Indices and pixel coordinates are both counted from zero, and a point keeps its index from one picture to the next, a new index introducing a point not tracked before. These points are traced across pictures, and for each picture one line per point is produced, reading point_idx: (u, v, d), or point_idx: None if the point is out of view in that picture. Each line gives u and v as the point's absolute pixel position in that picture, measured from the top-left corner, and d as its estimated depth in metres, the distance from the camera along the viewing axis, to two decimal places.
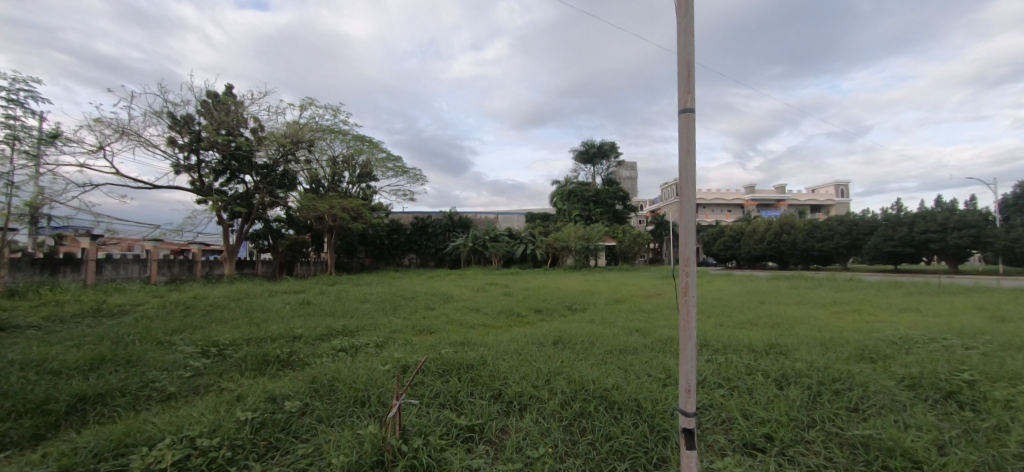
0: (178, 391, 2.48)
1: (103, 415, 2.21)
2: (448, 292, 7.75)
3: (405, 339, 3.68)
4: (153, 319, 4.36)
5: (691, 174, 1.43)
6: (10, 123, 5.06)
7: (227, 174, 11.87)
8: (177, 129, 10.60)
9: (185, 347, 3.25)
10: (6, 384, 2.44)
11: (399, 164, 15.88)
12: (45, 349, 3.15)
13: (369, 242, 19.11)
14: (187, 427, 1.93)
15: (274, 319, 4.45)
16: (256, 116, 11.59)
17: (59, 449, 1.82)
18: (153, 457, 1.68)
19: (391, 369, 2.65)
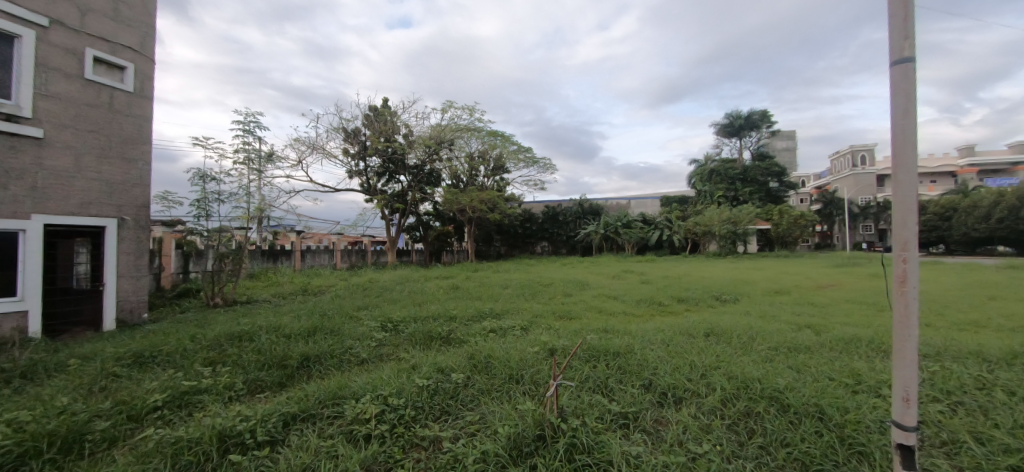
0: (369, 358, 2.98)
1: (320, 372, 2.79)
2: (583, 279, 7.76)
3: (548, 324, 3.80)
4: (344, 298, 5.33)
5: (911, 136, 1.16)
6: (247, 147, 6.64)
7: (387, 175, 13.78)
8: (350, 141, 12.68)
9: (369, 321, 3.90)
10: (260, 343, 3.26)
11: (529, 155, 16.37)
12: (279, 319, 4.11)
13: (504, 231, 20.27)
14: (380, 387, 2.31)
15: (433, 301, 5.04)
16: (407, 123, 13.15)
17: (299, 393, 2.37)
18: (360, 409, 2.05)
19: (540, 351, 2.77)
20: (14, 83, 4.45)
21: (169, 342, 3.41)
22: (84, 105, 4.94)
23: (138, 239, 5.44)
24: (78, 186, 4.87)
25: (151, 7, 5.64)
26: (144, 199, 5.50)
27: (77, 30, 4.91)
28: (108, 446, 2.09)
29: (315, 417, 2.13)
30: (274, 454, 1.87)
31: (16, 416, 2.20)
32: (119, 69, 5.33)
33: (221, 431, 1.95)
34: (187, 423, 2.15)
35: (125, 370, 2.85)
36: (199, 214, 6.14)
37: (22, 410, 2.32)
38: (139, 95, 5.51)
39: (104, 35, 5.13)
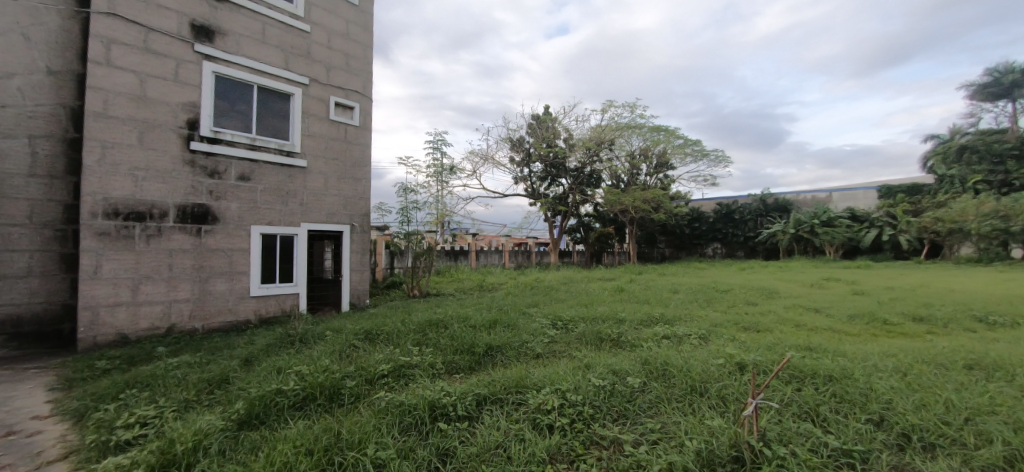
0: (543, 352, 3.16)
1: (502, 360, 3.08)
2: (772, 287, 6.71)
3: (731, 336, 3.41)
4: (516, 295, 5.77)
5: None
6: (436, 162, 7.78)
7: (549, 179, 14.35)
8: (516, 149, 13.68)
9: (541, 318, 4.13)
10: (453, 330, 3.78)
11: (697, 149, 14.99)
12: (466, 310, 4.68)
13: (670, 232, 19.01)
14: (558, 382, 2.43)
15: (599, 303, 5.04)
16: (567, 128, 13.53)
17: (487, 378, 2.65)
18: (542, 399, 2.19)
19: (727, 365, 2.51)
20: (291, 128, 6.15)
21: (388, 323, 4.24)
22: (330, 139, 6.52)
23: (363, 240, 6.90)
24: (327, 200, 6.45)
25: (370, 57, 7.13)
26: (366, 210, 6.95)
27: (325, 83, 6.54)
28: (356, 400, 2.72)
29: (502, 401, 2.36)
30: (472, 429, 2.15)
31: (302, 370, 3.04)
32: (350, 109, 6.87)
33: (431, 402, 2.34)
34: (406, 390, 2.65)
35: (361, 343, 3.66)
36: (403, 220, 7.45)
37: (305, 365, 3.20)
38: (362, 127, 6.99)
39: (340, 84, 6.71)
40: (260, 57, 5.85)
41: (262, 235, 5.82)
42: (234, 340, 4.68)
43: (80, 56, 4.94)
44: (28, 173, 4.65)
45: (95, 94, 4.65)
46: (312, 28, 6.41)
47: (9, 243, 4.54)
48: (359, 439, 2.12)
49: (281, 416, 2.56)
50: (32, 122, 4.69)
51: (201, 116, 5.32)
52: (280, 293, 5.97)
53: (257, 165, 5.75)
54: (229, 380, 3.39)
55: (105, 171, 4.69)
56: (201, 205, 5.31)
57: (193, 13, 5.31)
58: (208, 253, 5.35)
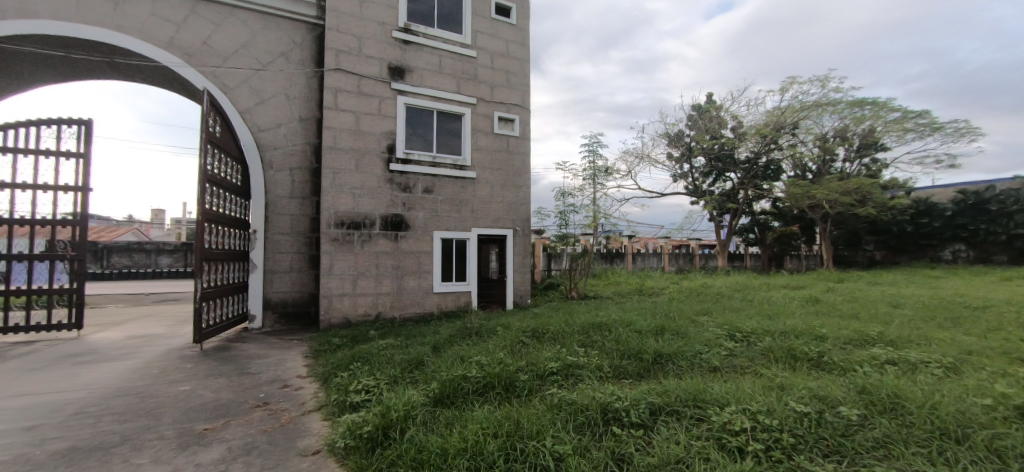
0: (722, 366, 2.89)
1: (675, 370, 2.92)
2: None
3: (1000, 369, 2.56)
4: (682, 301, 5.39)
5: None
6: (591, 165, 7.83)
7: (714, 174, 13.13)
8: (674, 145, 12.80)
9: (715, 328, 3.77)
10: (618, 334, 3.74)
11: (924, 122, 11.68)
12: (629, 314, 4.56)
13: (882, 230, 15.23)
14: (746, 401, 2.19)
15: (788, 315, 4.36)
16: (735, 115, 12.08)
17: (660, 387, 2.55)
18: (727, 419, 2.00)
19: (999, 409, 1.89)
20: (462, 144, 6.96)
21: (552, 323, 4.43)
22: (494, 151, 7.16)
23: (524, 243, 7.37)
24: (493, 207, 7.10)
25: (527, 71, 7.60)
26: (527, 215, 7.40)
27: (490, 100, 7.20)
28: (529, 393, 2.91)
29: (680, 413, 2.24)
30: (648, 438, 2.09)
31: (482, 360, 3.40)
32: (511, 121, 7.42)
33: (603, 405, 2.35)
34: (575, 390, 2.73)
35: (529, 340, 3.90)
36: (561, 223, 7.71)
37: (483, 356, 3.57)
38: (522, 137, 7.46)
39: (502, 100, 7.31)
40: (437, 85, 6.79)
41: (442, 239, 6.73)
42: (424, 329, 5.52)
43: (318, 105, 6.51)
44: (290, 195, 6.31)
45: (328, 132, 6.05)
46: (478, 52, 7.14)
47: (280, 247, 6.23)
48: (537, 430, 2.26)
49: (466, 399, 2.91)
50: (292, 158, 6.35)
51: (397, 142, 6.44)
52: (457, 290, 6.80)
53: (437, 179, 6.67)
54: (423, 363, 4.01)
55: (335, 191, 6.05)
56: (397, 215, 6.41)
57: (390, 57, 6.46)
58: (403, 254, 6.42)
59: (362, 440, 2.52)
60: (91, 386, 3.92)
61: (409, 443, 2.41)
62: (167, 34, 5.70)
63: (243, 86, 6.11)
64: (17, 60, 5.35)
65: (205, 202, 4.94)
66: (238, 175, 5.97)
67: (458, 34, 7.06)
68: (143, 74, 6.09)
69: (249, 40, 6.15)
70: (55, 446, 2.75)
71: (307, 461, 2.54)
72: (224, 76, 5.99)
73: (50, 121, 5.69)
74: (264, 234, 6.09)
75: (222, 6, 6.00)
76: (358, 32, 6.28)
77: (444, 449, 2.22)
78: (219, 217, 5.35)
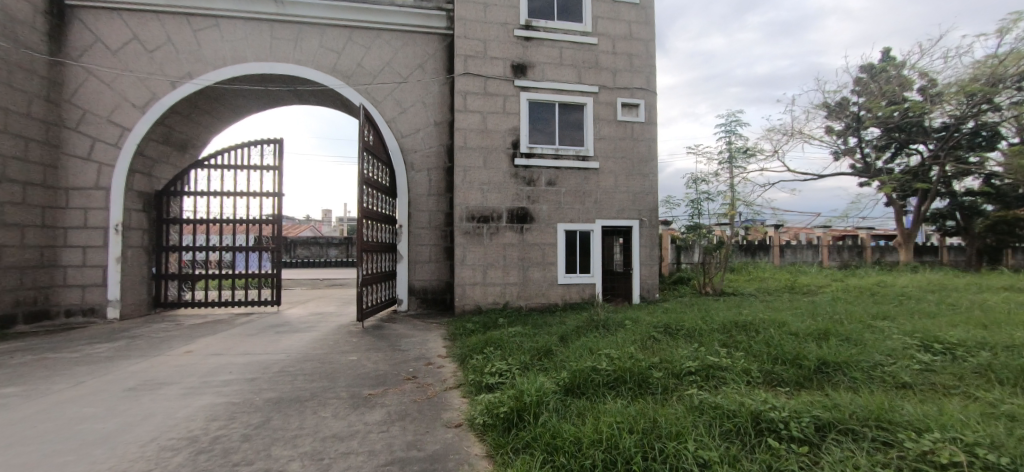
0: (915, 383, 2.37)
1: (847, 382, 2.49)
2: None
3: None
4: (851, 301, 4.56)
5: None
6: (729, 146, 7.06)
7: (894, 148, 10.86)
8: (835, 116, 10.80)
9: (902, 336, 3.11)
10: (768, 336, 3.33)
11: None
12: (780, 314, 4.03)
13: None
14: (955, 430, 1.76)
15: (1019, 325, 3.36)
16: (925, 72, 9.67)
17: (827, 400, 2.20)
18: (929, 448, 1.64)
19: None
20: (584, 134, 6.89)
21: (686, 319, 4.15)
22: (617, 139, 6.93)
23: (651, 235, 7.01)
24: (616, 197, 6.89)
25: (652, 51, 7.15)
26: (653, 204, 7.03)
27: (612, 87, 6.98)
28: (665, 392, 2.78)
29: (857, 434, 1.91)
30: (815, 458, 1.83)
31: (611, 353, 3.35)
32: (635, 107, 7.09)
33: (755, 413, 2.13)
34: (719, 393, 2.52)
35: (661, 336, 3.71)
36: (693, 212, 7.13)
37: (612, 349, 3.52)
38: (647, 122, 7.09)
39: (626, 85, 7.02)
40: (558, 78, 6.82)
41: (565, 231, 6.79)
42: (550, 319, 5.65)
43: (449, 109, 7.09)
44: (428, 193, 7.01)
45: (459, 133, 6.54)
46: (599, 39, 6.96)
47: (421, 240, 6.98)
48: (677, 432, 2.15)
49: (598, 391, 2.90)
50: (429, 159, 7.04)
51: (521, 137, 6.67)
52: (581, 282, 6.80)
53: (559, 171, 6.73)
54: (550, 351, 4.12)
55: (465, 187, 6.54)
56: (522, 208, 6.65)
57: (512, 55, 6.70)
58: (528, 246, 6.65)
59: (499, 419, 2.70)
60: (289, 351, 4.94)
61: (543, 428, 2.50)
62: (331, 61, 6.78)
63: (389, 99, 6.96)
64: (235, 96, 6.93)
65: (363, 202, 5.78)
66: (387, 177, 6.84)
67: (579, 23, 6.97)
68: (316, 97, 7.36)
69: (392, 57, 6.96)
70: (268, 395, 3.54)
71: (452, 431, 2.82)
72: (374, 92, 6.90)
73: (256, 142, 7.25)
74: (408, 228, 6.89)
75: (371, 30, 6.91)
76: (482, 36, 6.64)
77: (578, 437, 2.25)
78: (373, 214, 6.20)
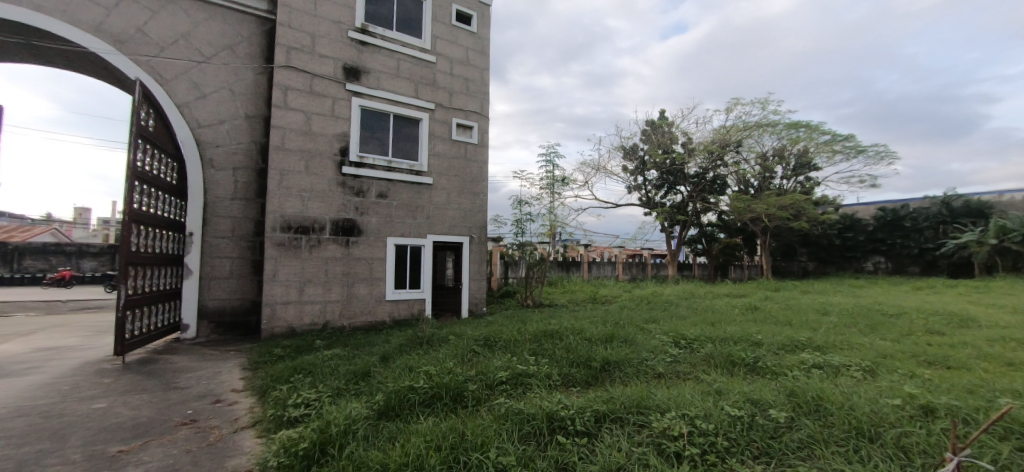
0: (666, 372, 2.97)
1: (621, 377, 2.97)
2: (966, 313, 5.44)
3: (908, 371, 2.82)
4: (633, 309, 5.56)
5: None
6: (548, 175, 7.93)
7: (666, 187, 13.74)
8: (629, 158, 13.32)
9: (661, 335, 3.89)
10: (568, 342, 3.77)
11: (849, 145, 12.77)
12: (580, 322, 4.64)
13: (813, 242, 16.88)
14: (685, 407, 2.25)
15: (730, 321, 4.60)
16: (685, 131, 12.74)
17: (606, 394, 2.58)
18: (667, 425, 2.05)
19: (906, 408, 2.05)
20: (419, 149, 6.84)
21: (504, 331, 4.42)
22: (451, 157, 7.09)
23: (480, 251, 7.33)
24: (448, 214, 7.01)
25: (487, 79, 7.61)
26: (483, 222, 7.38)
27: (447, 106, 7.15)
28: (477, 404, 2.85)
29: (623, 420, 2.27)
30: (592, 446, 2.10)
31: (430, 370, 3.30)
32: (469, 128, 7.40)
33: (550, 413, 2.34)
34: (523, 399, 2.71)
35: (481, 349, 3.84)
36: (517, 231, 7.72)
37: (432, 365, 3.49)
38: (479, 144, 7.46)
39: (461, 106, 7.28)
40: (394, 89, 6.65)
41: (396, 246, 6.55)
42: (374, 338, 5.31)
43: (266, 102, 6.18)
44: (232, 196, 5.92)
45: (276, 131, 5.75)
46: (438, 58, 7.08)
47: (219, 251, 5.82)
48: (482, 442, 2.21)
49: (412, 410, 2.80)
50: (235, 157, 5.98)
51: (350, 144, 6.23)
52: (410, 298, 6.63)
53: (392, 183, 6.51)
54: (370, 373, 3.85)
55: (281, 193, 5.75)
56: (349, 219, 6.18)
57: (344, 57, 6.26)
58: (354, 261, 6.19)
59: (295, 458, 2.35)
60: None
61: (348, 460, 2.27)
62: (94, 18, 5.23)
63: (181, 78, 5.70)
64: None
65: (133, 201, 4.53)
66: (173, 173, 5.54)
67: (418, 39, 6.97)
68: (64, 58, 5.52)
69: (190, 30, 5.76)
70: None
71: None
72: (160, 67, 5.56)
73: None
74: (201, 236, 5.67)
75: None
76: (311, 30, 6.05)
77: (384, 464, 2.12)
78: (149, 217, 4.90)
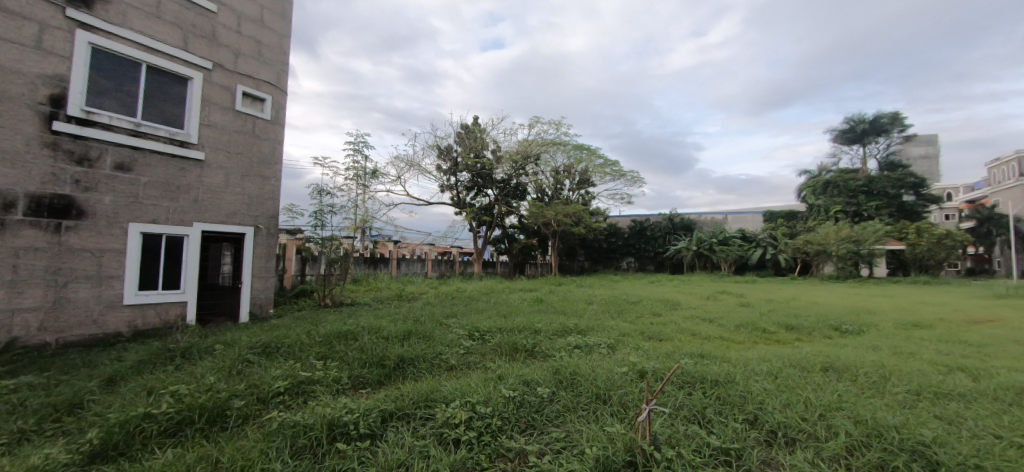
0: (457, 364, 3.13)
1: (415, 374, 2.98)
2: (674, 299, 7.47)
3: (636, 345, 3.69)
4: (435, 305, 5.68)
5: None
6: (356, 165, 7.42)
7: (476, 190, 14.60)
8: (443, 157, 13.65)
9: (458, 329, 4.09)
10: (363, 342, 3.59)
11: (615, 169, 16.01)
12: (379, 321, 4.48)
13: (588, 245, 20.57)
14: (469, 395, 2.39)
15: (518, 313, 5.17)
16: (495, 140, 13.82)
17: (396, 392, 2.54)
18: (450, 413, 2.14)
19: (629, 373, 2.66)
20: (187, 115, 5.49)
21: (290, 335, 3.92)
22: (234, 132, 5.93)
23: (268, 245, 6.34)
24: (227, 199, 5.83)
25: (286, 48, 6.64)
26: (274, 211, 6.41)
27: (231, 70, 5.94)
28: (243, 422, 2.43)
29: (410, 416, 2.27)
30: (374, 448, 2.02)
31: (180, 389, 2.66)
32: (259, 101, 6.32)
33: (330, 420, 2.15)
34: (303, 409, 2.44)
35: (257, 358, 3.31)
36: (316, 224, 6.98)
37: (184, 384, 2.81)
38: (274, 121, 6.45)
39: (251, 73, 6.16)
40: (151, 32, 5.14)
41: (143, 235, 5.07)
42: (97, 357, 3.98)
43: None
44: None
45: None
46: (219, 9, 5.81)
47: None
48: (242, 467, 1.88)
49: (144, 446, 2.16)
50: None
51: (70, 94, 4.52)
52: (163, 301, 5.24)
53: (140, 153, 5.02)
54: (82, 406, 2.82)
55: None
56: (61, 196, 4.49)
57: None
58: (68, 253, 4.53)
59: None
60: None
61: None
62: None
63: None
64: None
65: None
66: None
67: None
68: None
69: None
70: None
71: None
72: None
73: None
74: None
75: None
76: None
77: None
78: None
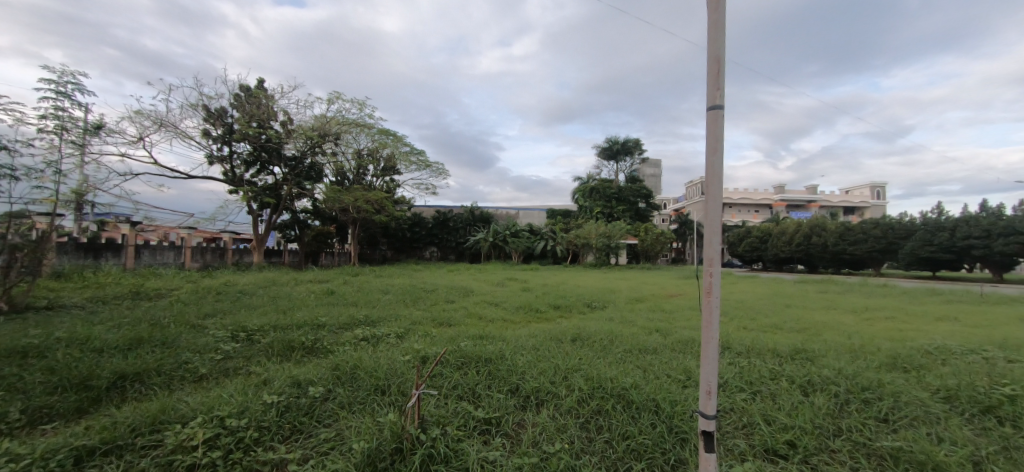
0: (210, 373, 2.61)
1: (141, 392, 2.35)
2: (467, 286, 8.00)
3: (424, 332, 3.80)
4: (188, 303, 4.61)
5: (716, 192, 1.44)
6: (58, 115, 5.31)
7: (257, 165, 12.44)
8: (212, 121, 11.11)
9: (216, 331, 3.41)
10: (56, 360, 2.62)
11: (421, 158, 16.05)
12: (89, 329, 3.35)
13: (391, 234, 20.30)
14: (217, 408, 2.02)
15: (301, 307, 4.66)
16: (285, 110, 12.03)
17: (104, 420, 1.95)
18: (186, 434, 1.76)
19: (411, 360, 2.71)
20: None
21: None
22: None
23: None
24: None
25: None
26: None
27: None
28: None
29: (125, 448, 1.77)
30: None
31: None
32: None
33: None
34: None
35: None
36: None
37: None
38: None
39: None
40: None
41: None
42: None
43: None
44: None
45: None
46: None
47: None
48: None
49: None
50: None
51: None
52: None
53: None
54: None
55: None
56: None
57: None
58: None
59: None
60: None
61: None
62: None
63: None
64: None
65: None
66: None
67: None
68: None
69: None
70: None
71: None
72: None
73: None
74: None
75: None
76: None
77: None
78: None
